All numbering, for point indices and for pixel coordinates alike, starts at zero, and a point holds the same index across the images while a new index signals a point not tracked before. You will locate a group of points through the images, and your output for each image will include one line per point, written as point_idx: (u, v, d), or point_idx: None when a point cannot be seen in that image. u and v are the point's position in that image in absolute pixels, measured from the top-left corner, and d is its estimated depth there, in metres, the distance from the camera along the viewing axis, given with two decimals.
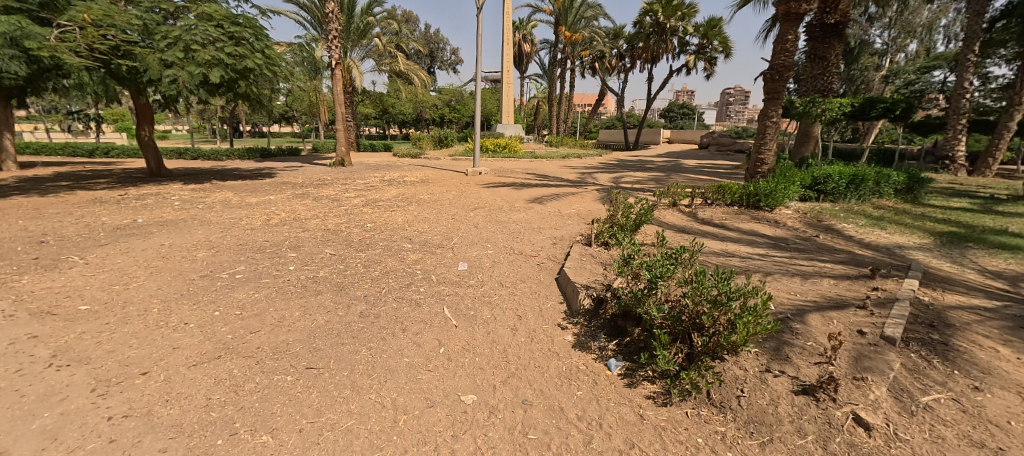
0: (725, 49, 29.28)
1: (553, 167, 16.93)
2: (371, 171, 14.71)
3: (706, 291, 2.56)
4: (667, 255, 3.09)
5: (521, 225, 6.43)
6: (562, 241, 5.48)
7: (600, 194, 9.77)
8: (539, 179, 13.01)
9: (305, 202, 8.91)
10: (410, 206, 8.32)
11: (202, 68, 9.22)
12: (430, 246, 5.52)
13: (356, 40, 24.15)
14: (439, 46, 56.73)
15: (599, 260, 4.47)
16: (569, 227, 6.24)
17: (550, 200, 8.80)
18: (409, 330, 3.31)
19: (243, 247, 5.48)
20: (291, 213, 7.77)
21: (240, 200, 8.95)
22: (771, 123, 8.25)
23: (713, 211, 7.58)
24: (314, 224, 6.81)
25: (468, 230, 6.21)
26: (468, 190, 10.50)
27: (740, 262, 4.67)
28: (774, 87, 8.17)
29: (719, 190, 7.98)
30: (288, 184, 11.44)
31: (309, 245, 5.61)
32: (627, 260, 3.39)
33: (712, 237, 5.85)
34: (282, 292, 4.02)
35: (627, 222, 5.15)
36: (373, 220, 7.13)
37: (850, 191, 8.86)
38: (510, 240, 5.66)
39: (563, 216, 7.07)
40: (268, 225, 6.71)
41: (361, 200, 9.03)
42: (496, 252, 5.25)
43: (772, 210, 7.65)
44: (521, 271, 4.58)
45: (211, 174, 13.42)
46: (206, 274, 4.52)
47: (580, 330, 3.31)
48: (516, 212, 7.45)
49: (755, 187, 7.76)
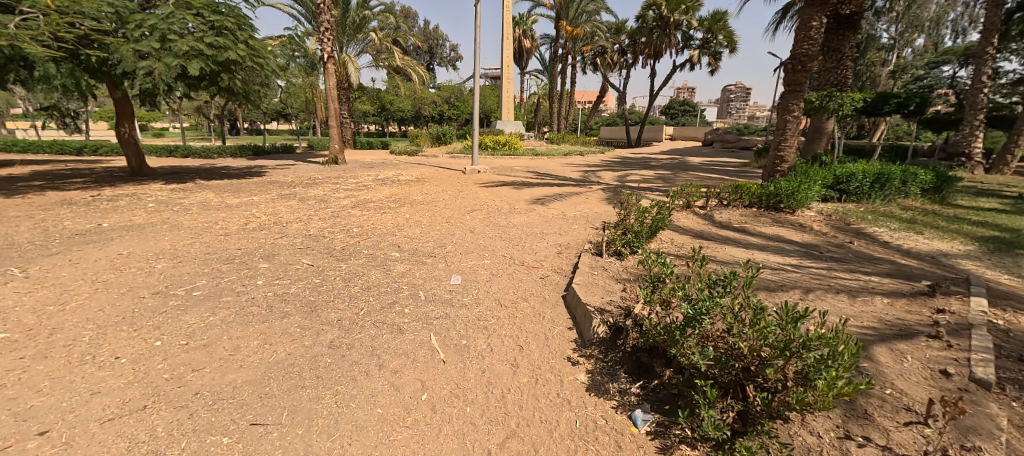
0: (730, 43, 28.58)
1: (555, 165, 16.32)
2: (365, 170, 14.12)
3: (767, 330, 1.91)
4: (708, 277, 2.44)
5: (523, 230, 5.84)
6: (568, 249, 4.88)
7: (606, 194, 9.17)
8: (540, 177, 12.42)
9: (290, 203, 8.32)
10: (402, 208, 7.74)
11: (181, 60, 8.62)
12: (420, 255, 4.92)
13: (352, 35, 23.49)
14: (439, 42, 56.04)
15: (612, 274, 3.87)
16: (575, 232, 5.64)
17: (553, 201, 8.20)
18: (386, 367, 2.71)
19: (211, 256, 4.88)
20: (272, 216, 7.17)
21: (221, 201, 8.35)
22: (792, 117, 7.59)
23: (731, 213, 6.98)
24: (295, 229, 6.21)
25: (464, 237, 5.61)
26: (465, 190, 9.89)
27: (773, 276, 4.09)
28: (795, 78, 7.51)
29: (736, 191, 7.37)
30: (275, 184, 10.84)
31: (286, 254, 5.03)
32: (654, 282, 2.76)
33: (736, 244, 5.25)
34: (243, 315, 3.42)
35: (642, 229, 4.52)
36: (361, 223, 6.53)
37: (874, 191, 8.25)
38: (510, 248, 5.06)
39: (567, 220, 6.47)
40: (244, 230, 6.11)
41: (351, 201, 8.45)
42: (495, 262, 4.66)
43: (793, 212, 7.06)
44: (523, 286, 3.98)
45: (197, 173, 12.81)
46: (160, 291, 3.92)
47: (595, 368, 2.71)
48: (517, 214, 6.87)
49: (775, 187, 7.15)
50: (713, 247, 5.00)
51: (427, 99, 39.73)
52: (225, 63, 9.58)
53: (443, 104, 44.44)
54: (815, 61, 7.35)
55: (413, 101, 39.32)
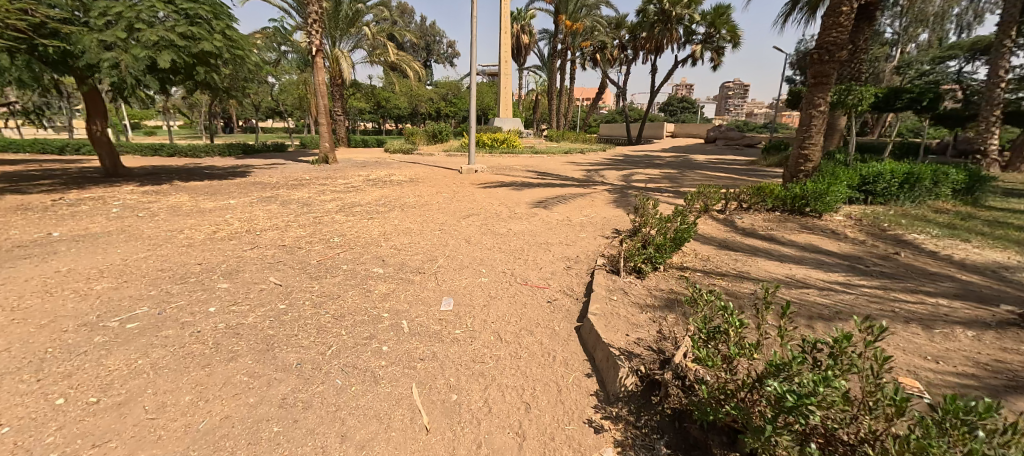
0: (733, 38, 27.93)
1: (555, 164, 15.64)
2: (356, 170, 13.43)
3: (919, 433, 1.21)
4: (791, 329, 1.75)
5: (525, 239, 5.19)
6: (578, 264, 4.24)
7: (613, 196, 8.52)
8: (540, 177, 11.75)
9: (270, 207, 7.65)
10: (391, 213, 7.07)
11: (150, 52, 7.92)
12: (407, 272, 4.26)
13: (344, 29, 22.73)
14: (435, 39, 55.28)
15: (635, 301, 3.21)
16: (585, 242, 5.00)
17: (556, 204, 7.55)
18: (351, 439, 2.04)
19: (163, 274, 4.20)
20: (248, 222, 6.50)
21: (194, 205, 7.66)
22: (818, 112, 6.94)
23: (753, 218, 6.35)
24: (269, 239, 5.52)
25: (459, 247, 4.96)
26: (461, 191, 9.23)
27: (826, 300, 3.43)
28: (821, 70, 6.87)
29: (758, 192, 6.73)
30: (259, 185, 10.14)
31: (252, 270, 4.36)
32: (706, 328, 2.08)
33: (767, 256, 4.60)
34: (180, 358, 2.74)
35: (667, 241, 3.87)
36: (345, 231, 5.87)
37: (902, 192, 7.65)
38: (510, 262, 4.42)
39: (573, 226, 5.83)
40: (211, 241, 5.43)
41: (336, 205, 7.78)
42: (493, 280, 4.01)
43: (820, 216, 6.42)
44: (527, 313, 3.33)
45: (176, 173, 12.06)
46: (87, 323, 3.23)
47: (627, 439, 2.04)
48: (518, 220, 6.23)
49: (801, 188, 6.52)
50: (744, 261, 4.38)
51: (423, 96, 39.02)
52: (202, 56, 8.89)
53: (439, 100, 43.68)
54: (844, 50, 6.69)
55: (410, 98, 38.61)
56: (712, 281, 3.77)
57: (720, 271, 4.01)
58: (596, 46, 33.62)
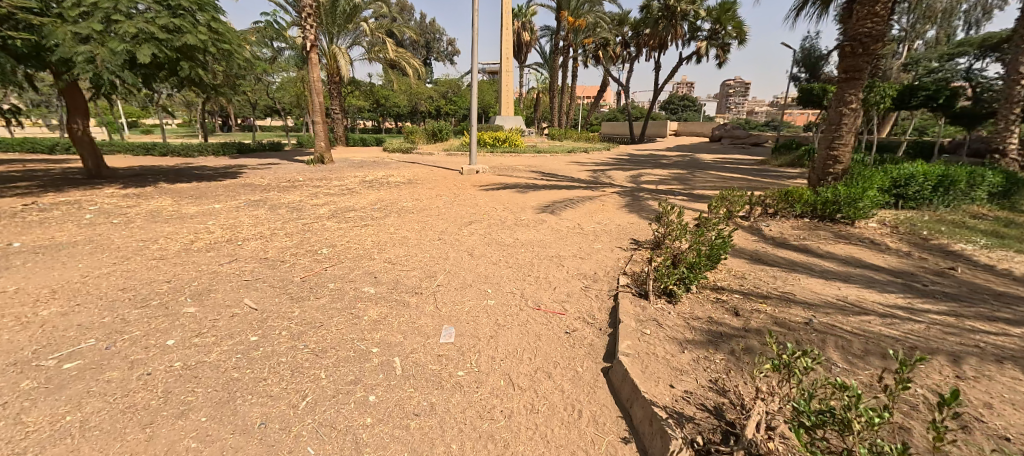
0: (739, 34, 27.35)
1: (559, 164, 15.07)
2: (352, 170, 12.92)
3: None
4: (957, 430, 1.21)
5: (534, 251, 4.67)
6: (598, 282, 3.72)
7: (624, 199, 8.00)
8: (545, 178, 11.23)
9: (256, 211, 7.11)
10: (387, 219, 6.55)
11: (129, 45, 7.41)
12: (402, 292, 3.74)
13: (342, 25, 22.14)
14: (436, 37, 54.57)
15: (673, 336, 2.68)
16: (601, 254, 4.49)
17: (564, 208, 7.04)
18: None
19: (124, 296, 3.67)
20: (230, 230, 5.97)
21: (176, 210, 7.15)
22: (849, 110, 6.38)
23: (780, 225, 5.83)
24: (251, 250, 5.00)
25: (461, 261, 4.43)
26: (462, 194, 8.68)
27: (894, 332, 2.92)
28: (854, 63, 6.33)
29: (786, 197, 6.20)
30: (248, 187, 9.63)
31: (227, 290, 3.83)
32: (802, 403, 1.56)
33: (810, 273, 4.08)
34: (118, 414, 2.21)
35: (702, 258, 3.34)
36: (335, 241, 5.34)
37: (936, 196, 7.13)
38: (519, 279, 3.91)
39: (586, 235, 5.31)
40: (187, 252, 4.91)
41: (329, 209, 7.27)
42: (501, 303, 3.48)
43: (852, 223, 5.91)
44: (542, 349, 2.80)
45: (164, 174, 11.53)
46: (19, 361, 2.70)
47: None
48: (524, 227, 5.72)
49: (832, 193, 5.99)
50: (786, 279, 3.88)
51: (423, 94, 38.39)
52: (186, 50, 8.37)
53: (439, 99, 43.10)
54: (880, 42, 6.13)
55: (409, 96, 37.93)
56: (756, 306, 3.26)
57: (760, 293, 3.51)
58: (599, 43, 32.98)
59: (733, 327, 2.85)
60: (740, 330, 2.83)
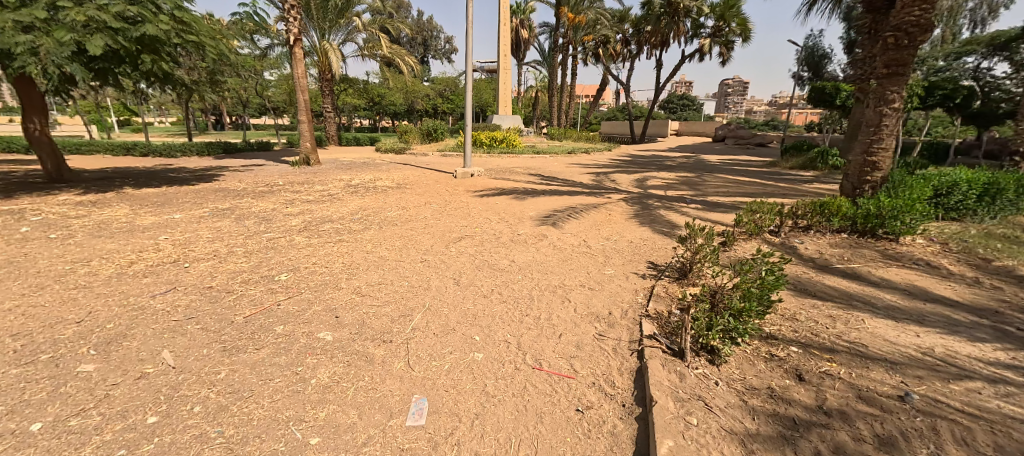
0: (743, 31, 26.62)
1: (558, 166, 14.27)
2: (340, 173, 12.15)
3: None
4: None
5: (535, 278, 3.89)
6: (616, 327, 2.93)
7: (633, 208, 7.23)
8: (544, 182, 10.43)
9: (220, 223, 6.30)
10: (366, 232, 5.75)
11: (78, 36, 6.62)
12: (369, 340, 2.94)
13: (334, 20, 21.28)
14: (433, 35, 53.62)
15: (730, 428, 1.91)
16: (615, 285, 3.70)
17: (566, 219, 6.27)
18: None
19: (7, 348, 2.85)
20: (180, 246, 5.15)
21: (130, 221, 6.34)
22: (891, 110, 5.65)
23: (816, 242, 5.09)
24: (196, 275, 4.18)
25: (445, 293, 3.64)
26: (453, 202, 7.89)
27: (1020, 411, 2.14)
28: (897, 57, 5.58)
29: (821, 209, 5.41)
30: (221, 192, 8.84)
31: (146, 336, 3.03)
32: None
33: (871, 312, 3.33)
34: None
35: (754, 304, 2.53)
36: (299, 262, 4.54)
37: (981, 207, 6.34)
38: (515, 321, 3.13)
39: (594, 255, 4.53)
40: (117, 279, 4.09)
41: (303, 220, 6.46)
42: (492, 359, 2.68)
43: (897, 239, 5.15)
44: (546, 443, 2.00)
45: (133, 177, 10.72)
46: None
47: None
48: (522, 245, 4.94)
49: (875, 205, 5.22)
50: (847, 323, 3.11)
51: (418, 92, 37.58)
52: (147, 42, 7.56)
53: (436, 97, 42.31)
54: (927, 33, 5.41)
55: (405, 94, 37.03)
56: (824, 368, 2.50)
57: (822, 346, 2.75)
58: (599, 41, 32.19)
59: (807, 409, 2.08)
60: (817, 412, 2.06)
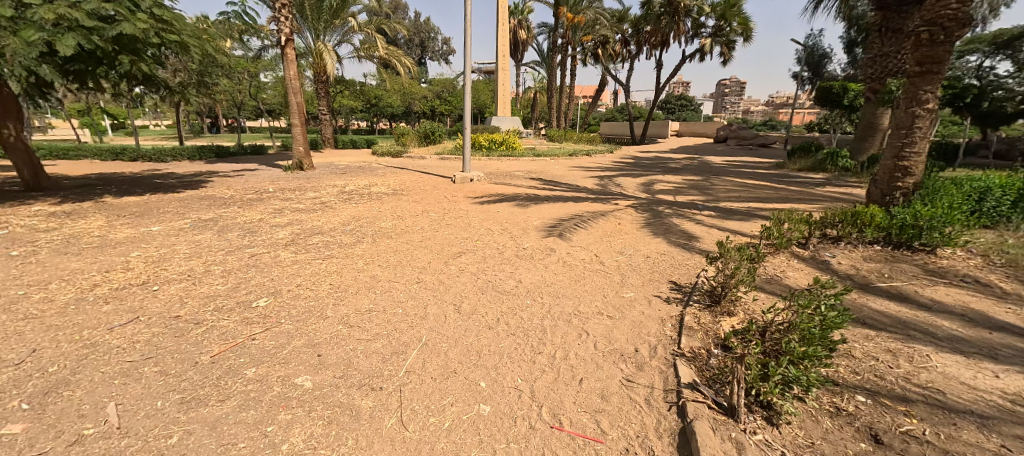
0: (745, 30, 26.28)
1: (560, 169, 13.85)
2: (334, 178, 11.73)
3: None
4: None
5: (546, 303, 3.44)
6: (646, 370, 2.49)
7: (643, 216, 6.81)
8: (546, 187, 10.01)
9: (201, 236, 5.84)
10: (357, 246, 5.31)
11: (48, 35, 6.16)
12: (356, 388, 2.48)
13: (328, 21, 20.82)
14: (430, 36, 53.24)
15: None
16: (638, 312, 3.26)
17: (573, 230, 5.85)
18: None
19: None
20: (153, 265, 4.68)
21: (103, 234, 5.87)
22: (925, 111, 5.25)
23: (849, 256, 4.68)
24: (164, 302, 3.71)
25: (444, 323, 3.18)
26: (452, 210, 7.45)
27: None
28: (930, 54, 5.17)
29: (853, 219, 4.99)
30: (208, 200, 8.41)
31: (93, 384, 2.56)
32: None
33: (936, 344, 2.88)
34: None
35: (819, 350, 2.08)
36: (282, 283, 4.08)
37: (1016, 213, 5.73)
38: (527, 360, 2.68)
39: (609, 274, 4.09)
40: (74, 307, 3.62)
41: (290, 233, 6.00)
42: (502, 415, 2.23)
43: (936, 252, 4.72)
44: None
45: (117, 185, 10.23)
46: None
47: None
48: (528, 261, 4.50)
49: (912, 215, 4.80)
50: (912, 361, 2.68)
51: (416, 94, 37.11)
52: (124, 41, 7.11)
53: (433, 99, 41.85)
54: (965, 27, 5.00)
55: (403, 96, 36.55)
56: (904, 426, 2.05)
57: (894, 395, 2.31)
58: (598, 41, 31.82)
59: None
60: None
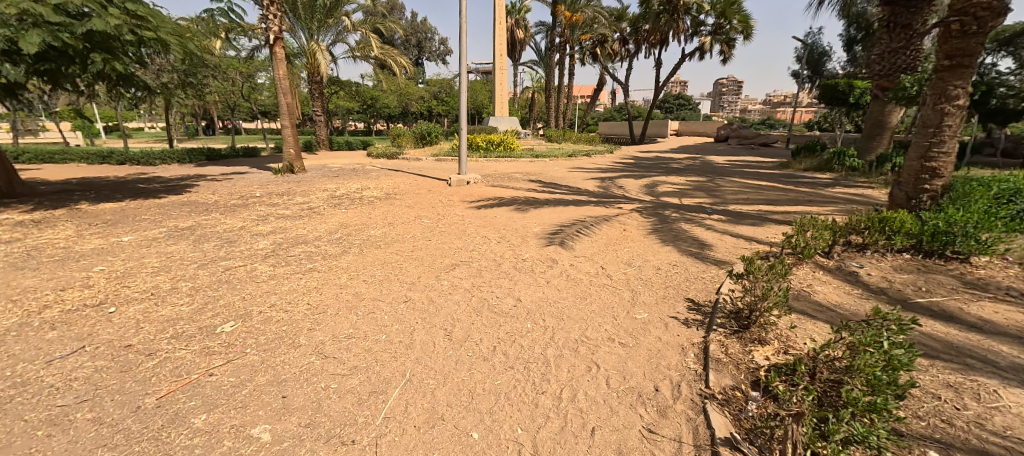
0: (745, 28, 25.94)
1: (560, 170, 13.46)
2: (325, 181, 11.30)
3: None
4: None
5: (549, 327, 3.04)
6: (673, 418, 2.07)
7: (650, 221, 6.42)
8: (545, 189, 9.60)
9: (174, 246, 5.42)
10: (342, 258, 4.90)
11: (11, 31, 5.72)
12: (323, 439, 2.06)
13: (322, 20, 20.37)
14: (427, 36, 52.78)
15: None
16: (655, 338, 2.85)
17: (576, 237, 5.46)
18: None
19: None
20: (116, 282, 4.25)
21: (69, 246, 5.44)
22: (955, 108, 4.87)
23: (878, 265, 4.29)
24: (118, 328, 3.29)
25: (432, 354, 2.77)
26: (447, 216, 7.04)
27: None
28: (959, 46, 4.80)
29: (881, 225, 4.60)
30: (190, 206, 7.97)
31: (9, 436, 2.13)
32: None
33: (1000, 377, 2.48)
34: None
35: (893, 401, 1.67)
36: (253, 303, 3.66)
37: None
38: (527, 403, 2.26)
39: (618, 291, 3.68)
40: (15, 334, 3.19)
41: (271, 242, 5.58)
42: None
43: (973, 260, 4.32)
44: None
45: (98, 190, 9.78)
46: None
47: None
48: (527, 275, 4.10)
49: (945, 221, 4.42)
50: (979, 400, 2.27)
51: (413, 94, 36.67)
52: (97, 38, 6.67)
53: (431, 99, 41.45)
54: (1000, 17, 4.63)
55: (399, 97, 36.12)
56: None
57: (972, 448, 1.90)
58: (596, 40, 31.43)
59: None
60: None
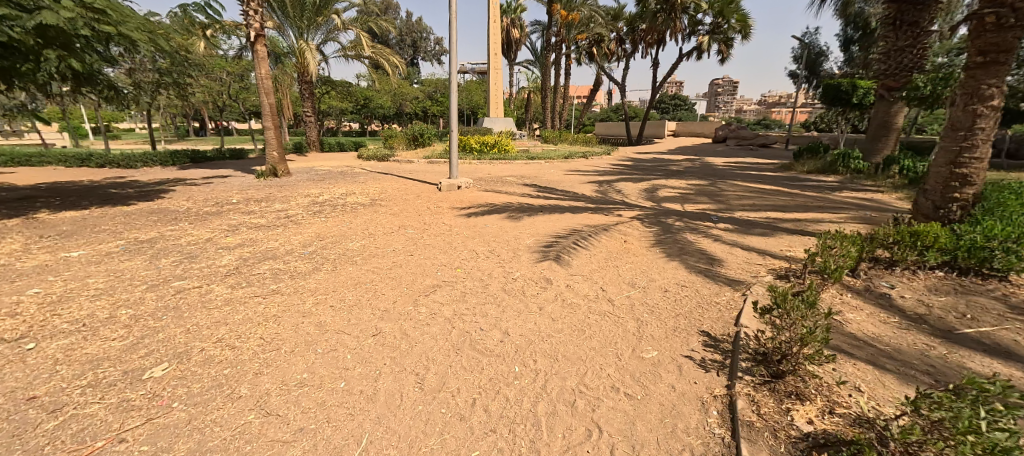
0: (743, 27, 25.58)
1: (555, 173, 12.95)
2: (309, 186, 10.75)
3: None
4: None
5: (540, 372, 2.55)
6: None
7: (652, 231, 5.94)
8: (540, 194, 9.10)
9: (129, 262, 4.89)
10: (311, 277, 4.38)
11: None
12: None
13: (311, 19, 19.80)
14: (422, 36, 52.14)
15: None
16: (669, 388, 2.36)
17: (572, 250, 4.97)
18: None
19: None
20: (47, 308, 3.71)
21: (9, 261, 4.88)
22: (988, 109, 4.42)
23: (911, 285, 3.82)
24: (28, 371, 2.74)
25: (399, 411, 2.26)
26: (434, 225, 6.54)
27: None
28: (992, 41, 4.39)
29: (912, 239, 4.14)
30: (158, 214, 7.43)
31: None
32: None
33: None
34: None
35: None
36: (197, 338, 3.14)
37: None
38: None
39: (621, 321, 3.18)
40: None
41: (237, 257, 5.04)
42: None
43: (1016, 279, 3.86)
44: None
45: (65, 196, 9.21)
46: None
47: None
48: (517, 300, 3.59)
49: (983, 235, 3.97)
50: None
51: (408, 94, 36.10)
52: (50, 33, 6.13)
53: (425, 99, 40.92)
54: None
55: (393, 97, 35.50)
56: None
57: None
58: (593, 39, 30.99)
59: None
60: None
